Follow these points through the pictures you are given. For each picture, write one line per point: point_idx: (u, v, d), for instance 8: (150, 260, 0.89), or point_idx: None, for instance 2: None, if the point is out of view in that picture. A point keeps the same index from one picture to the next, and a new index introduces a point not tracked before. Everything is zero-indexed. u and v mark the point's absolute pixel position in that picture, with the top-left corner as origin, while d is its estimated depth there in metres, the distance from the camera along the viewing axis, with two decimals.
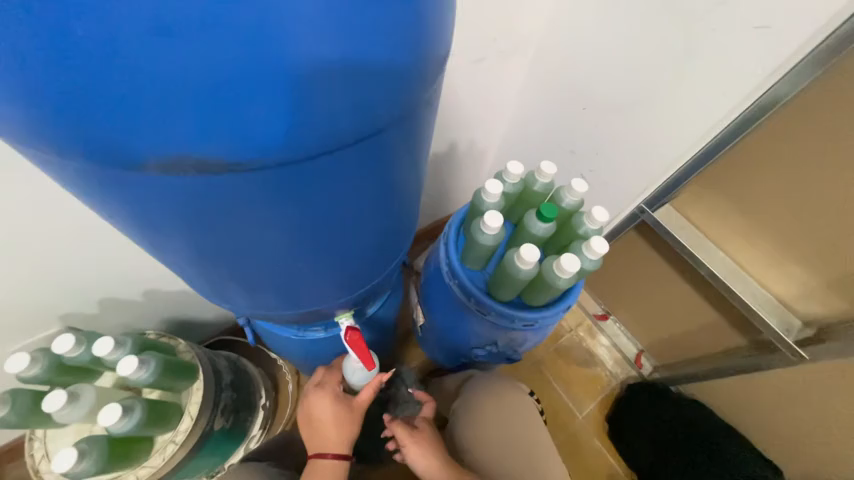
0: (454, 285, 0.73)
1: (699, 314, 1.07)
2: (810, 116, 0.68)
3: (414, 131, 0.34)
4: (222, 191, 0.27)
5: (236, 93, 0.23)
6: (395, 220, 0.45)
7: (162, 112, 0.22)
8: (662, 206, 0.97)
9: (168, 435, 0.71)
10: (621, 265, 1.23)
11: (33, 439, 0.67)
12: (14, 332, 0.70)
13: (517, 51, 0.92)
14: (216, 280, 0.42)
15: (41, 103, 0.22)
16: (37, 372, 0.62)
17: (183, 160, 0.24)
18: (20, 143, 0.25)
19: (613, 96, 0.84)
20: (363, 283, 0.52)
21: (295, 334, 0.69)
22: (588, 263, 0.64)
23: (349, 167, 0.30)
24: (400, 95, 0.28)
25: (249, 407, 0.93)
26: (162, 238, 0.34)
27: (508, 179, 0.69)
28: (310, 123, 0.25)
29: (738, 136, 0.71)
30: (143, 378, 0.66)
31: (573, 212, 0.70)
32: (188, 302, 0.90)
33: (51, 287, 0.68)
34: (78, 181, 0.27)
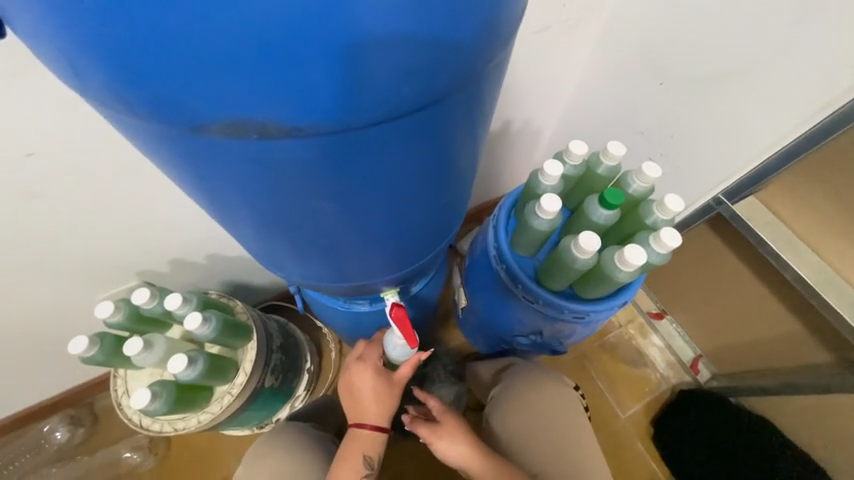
0: (501, 269, 0.70)
1: (775, 322, 0.96)
2: None
3: (476, 103, 0.32)
4: (282, 156, 0.26)
5: (300, 52, 0.21)
6: (445, 198, 0.43)
7: (226, 72, 0.21)
8: (743, 199, 0.86)
9: (225, 387, 0.77)
10: (685, 262, 1.12)
11: (116, 376, 0.76)
12: (101, 281, 0.79)
13: (589, 18, 0.84)
14: (272, 247, 0.43)
15: (108, 60, 0.22)
16: (120, 319, 0.70)
17: (247, 123, 0.23)
18: (91, 99, 0.25)
19: (700, 68, 0.73)
20: (410, 260, 0.52)
21: (340, 305, 0.72)
22: (654, 257, 0.58)
23: (406, 138, 0.29)
24: (467, 60, 0.26)
25: (296, 370, 0.99)
26: (223, 202, 0.35)
27: (569, 160, 0.64)
28: (372, 88, 0.24)
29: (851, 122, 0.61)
30: (206, 333, 0.72)
31: (641, 200, 0.63)
32: (246, 267, 0.97)
33: (133, 243, 0.75)
34: (147, 140, 0.27)
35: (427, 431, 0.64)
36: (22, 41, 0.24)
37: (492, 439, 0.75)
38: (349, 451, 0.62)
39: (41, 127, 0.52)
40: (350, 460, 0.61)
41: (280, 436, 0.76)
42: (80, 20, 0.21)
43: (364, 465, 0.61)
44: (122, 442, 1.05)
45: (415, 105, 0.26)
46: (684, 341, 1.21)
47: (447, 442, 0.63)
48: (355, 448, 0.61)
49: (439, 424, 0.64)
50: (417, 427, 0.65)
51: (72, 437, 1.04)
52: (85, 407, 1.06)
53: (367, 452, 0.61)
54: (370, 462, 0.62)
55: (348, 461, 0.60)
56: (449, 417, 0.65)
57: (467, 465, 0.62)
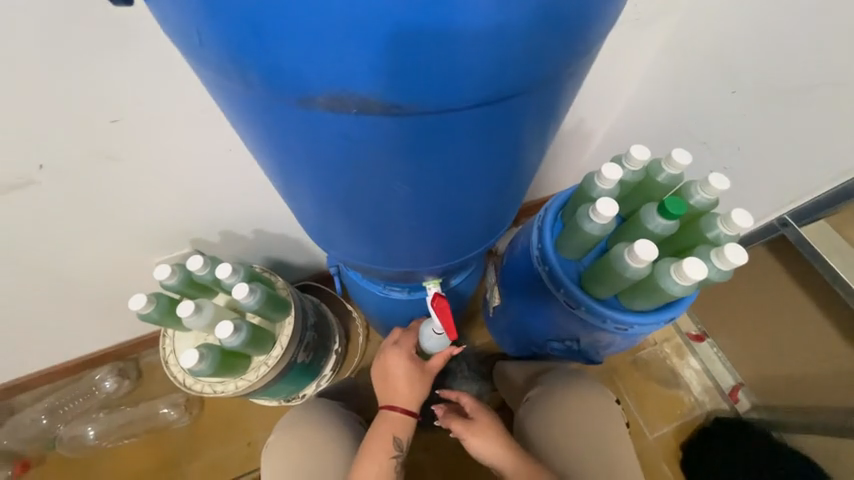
0: (543, 272, 0.68)
1: (834, 357, 0.89)
2: None
3: (559, 98, 0.31)
4: (368, 133, 0.27)
5: (407, 29, 0.21)
6: (505, 194, 0.42)
7: (335, 44, 0.22)
8: (813, 222, 0.82)
9: (262, 357, 0.81)
10: (740, 283, 1.06)
11: (165, 336, 0.81)
12: (158, 246, 0.84)
13: (659, 17, 0.79)
14: (330, 224, 0.45)
15: (228, 29, 0.23)
16: (175, 282, 0.74)
17: (345, 97, 0.24)
18: (202, 67, 0.27)
19: (783, 77, 0.68)
20: (458, 252, 0.52)
21: (379, 291, 0.73)
22: (715, 273, 0.55)
23: (488, 126, 0.28)
24: (564, 49, 0.25)
25: (325, 350, 1.02)
26: (296, 175, 0.36)
27: (628, 164, 0.61)
28: (470, 71, 0.23)
29: None
30: (250, 304, 0.75)
31: (703, 212, 0.60)
32: (287, 246, 1.00)
33: (190, 213, 0.80)
34: (244, 110, 0.29)
35: (463, 425, 0.64)
36: (151, 8, 0.26)
37: (524, 443, 0.75)
38: (379, 431, 0.62)
39: (122, 96, 0.55)
40: (380, 439, 0.62)
41: (307, 410, 0.78)
42: None
43: (394, 445, 0.62)
44: (161, 398, 1.13)
45: (504, 93, 0.25)
46: (723, 366, 1.15)
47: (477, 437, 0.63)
48: (386, 428, 0.62)
49: (472, 421, 0.65)
50: (449, 421, 0.66)
51: (119, 388, 1.12)
52: (131, 361, 1.14)
53: (397, 433, 0.62)
54: (399, 443, 0.62)
55: (379, 440, 0.62)
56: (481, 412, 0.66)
57: (498, 464, 0.62)
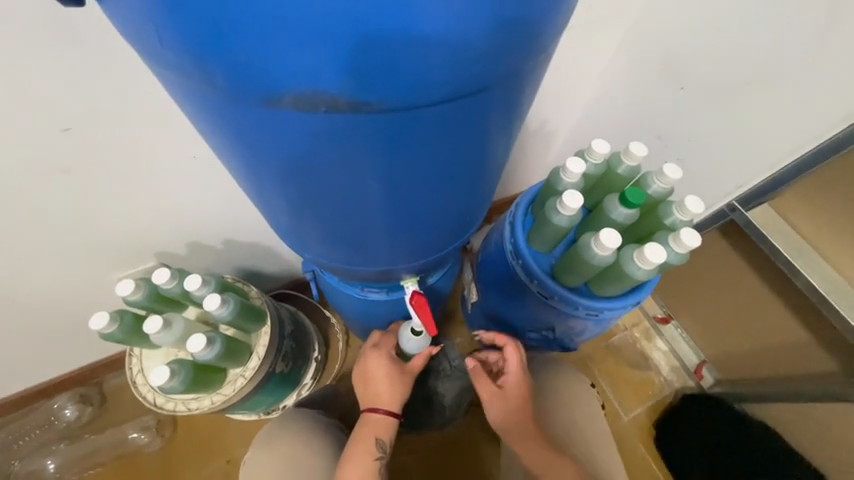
0: (517, 265, 0.71)
1: (782, 330, 0.98)
2: None
3: (519, 95, 0.32)
4: (338, 131, 0.27)
5: (373, 29, 0.22)
6: (475, 189, 0.44)
7: (304, 44, 0.22)
8: (758, 206, 0.89)
9: (238, 370, 0.78)
10: (697, 266, 1.13)
11: (132, 355, 0.77)
12: (119, 262, 0.80)
13: (613, 20, 0.83)
14: (302, 226, 0.44)
15: (192, 33, 0.23)
16: (140, 298, 0.71)
17: (316, 96, 0.24)
18: (164, 69, 0.26)
19: (726, 73, 0.73)
20: (433, 249, 0.53)
21: (356, 293, 0.72)
22: (673, 257, 0.59)
23: (456, 122, 0.29)
24: (524, 46, 0.27)
25: (304, 358, 1.00)
26: (264, 177, 0.36)
27: (591, 158, 0.64)
28: (436, 67, 0.24)
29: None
30: (223, 315, 0.72)
31: (660, 201, 0.64)
32: (258, 254, 0.98)
33: (154, 225, 0.77)
34: (209, 112, 0.28)
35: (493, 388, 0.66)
36: (108, 12, 0.26)
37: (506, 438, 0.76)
38: (362, 435, 0.62)
39: (72, 104, 0.52)
40: (363, 442, 0.61)
41: (287, 420, 0.76)
42: None
43: (377, 447, 0.61)
44: (128, 423, 1.06)
45: (468, 89, 0.26)
46: (688, 345, 1.22)
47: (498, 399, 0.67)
48: (368, 432, 0.62)
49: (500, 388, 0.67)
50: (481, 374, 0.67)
51: (81, 415, 1.05)
52: (93, 386, 1.07)
53: (380, 435, 0.62)
54: (382, 445, 0.62)
55: (362, 444, 0.61)
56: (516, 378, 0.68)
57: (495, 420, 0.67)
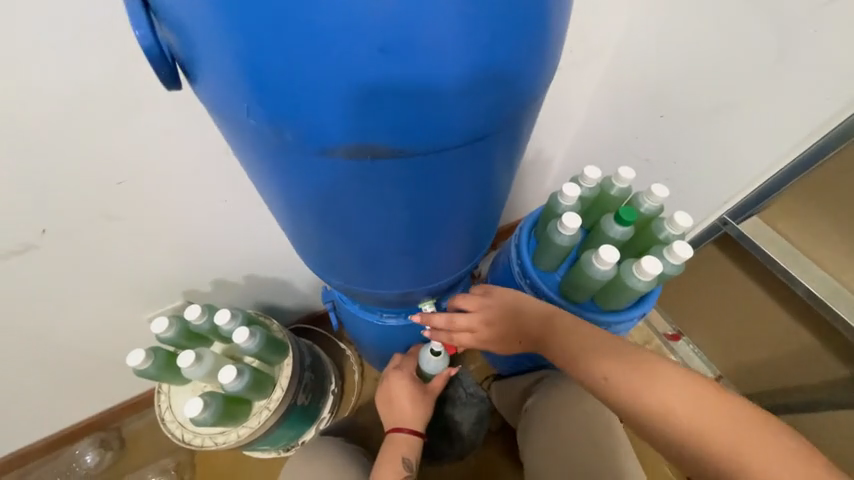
0: (525, 285, 0.76)
1: (791, 338, 1.01)
2: None
3: (519, 135, 0.38)
4: (377, 173, 0.33)
5: (406, 97, 0.29)
6: (486, 215, 0.49)
7: (354, 111, 0.29)
8: (747, 218, 0.93)
9: (262, 402, 0.81)
10: (700, 278, 1.17)
11: (160, 392, 0.80)
12: (150, 301, 0.85)
13: (592, 60, 0.93)
14: (333, 257, 0.50)
15: (268, 106, 0.30)
16: (172, 334, 0.75)
17: (361, 148, 0.31)
18: (239, 131, 0.33)
19: (701, 102, 0.81)
20: (449, 272, 0.57)
21: (375, 319, 0.76)
22: (670, 268, 0.63)
23: (470, 160, 0.36)
24: (521, 99, 0.33)
25: (322, 391, 1.02)
26: (305, 214, 0.42)
27: (584, 183, 0.71)
28: (454, 121, 0.31)
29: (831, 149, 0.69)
30: (250, 347, 0.76)
31: (652, 218, 0.69)
32: (278, 289, 1.03)
33: (186, 266, 0.83)
34: (271, 162, 0.35)
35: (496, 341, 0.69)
36: (199, 92, 0.33)
37: (540, 464, 0.78)
38: (389, 454, 0.64)
39: (124, 160, 0.60)
40: (391, 461, 0.63)
41: (313, 449, 0.78)
42: (256, 79, 0.29)
43: (404, 467, 0.63)
44: (148, 466, 1.07)
45: (479, 135, 0.33)
46: (701, 361, 1.26)
47: (493, 340, 0.67)
48: (395, 451, 0.64)
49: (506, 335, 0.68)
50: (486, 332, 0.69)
51: (101, 461, 1.06)
52: (113, 430, 1.08)
53: (406, 454, 0.64)
54: (409, 464, 0.64)
55: (390, 462, 0.63)
56: (494, 321, 0.66)
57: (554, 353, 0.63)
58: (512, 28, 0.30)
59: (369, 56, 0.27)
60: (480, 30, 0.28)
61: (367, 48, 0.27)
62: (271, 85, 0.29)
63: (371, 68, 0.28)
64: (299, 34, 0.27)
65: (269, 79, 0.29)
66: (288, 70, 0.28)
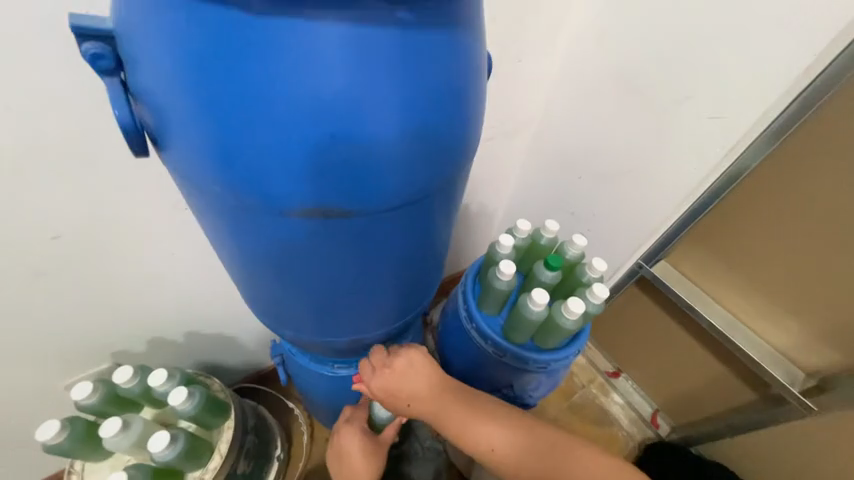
0: (472, 329, 0.81)
1: (708, 368, 1.14)
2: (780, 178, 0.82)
3: (452, 199, 0.46)
4: (330, 229, 0.38)
5: (355, 167, 0.34)
6: (431, 263, 0.54)
7: (309, 179, 0.34)
8: (657, 261, 1.08)
9: (197, 473, 0.73)
10: (628, 316, 1.31)
11: (71, 473, 0.70)
12: (71, 366, 0.77)
13: (521, 130, 1.10)
14: (284, 308, 0.51)
15: (231, 174, 0.34)
16: (95, 400, 0.68)
17: (315, 208, 0.35)
18: (201, 194, 0.37)
19: (607, 167, 0.98)
20: (400, 319, 0.60)
21: (326, 370, 0.75)
22: (594, 307, 0.72)
23: (413, 217, 0.42)
24: (452, 168, 0.41)
25: (266, 457, 0.94)
26: (259, 268, 0.44)
27: (518, 233, 0.80)
28: (397, 186, 0.37)
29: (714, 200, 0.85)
30: (187, 409, 0.71)
31: (576, 263, 0.80)
32: (222, 345, 0.99)
33: (120, 324, 0.78)
34: (231, 221, 0.38)
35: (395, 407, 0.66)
36: (164, 159, 0.37)
37: None
38: None
39: (67, 216, 0.59)
40: None
41: None
42: (221, 150, 0.33)
43: None
44: None
45: (419, 196, 0.39)
46: (641, 397, 1.37)
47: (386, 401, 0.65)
48: None
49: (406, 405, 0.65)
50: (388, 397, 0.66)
51: None
52: None
53: None
54: None
55: None
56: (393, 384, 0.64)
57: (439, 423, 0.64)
58: (443, 116, 0.37)
59: (325, 136, 0.33)
60: (415, 117, 0.35)
61: (320, 129, 0.33)
62: (235, 157, 0.33)
63: (324, 144, 0.33)
64: (262, 119, 0.32)
65: (233, 151, 0.33)
66: (251, 145, 0.33)
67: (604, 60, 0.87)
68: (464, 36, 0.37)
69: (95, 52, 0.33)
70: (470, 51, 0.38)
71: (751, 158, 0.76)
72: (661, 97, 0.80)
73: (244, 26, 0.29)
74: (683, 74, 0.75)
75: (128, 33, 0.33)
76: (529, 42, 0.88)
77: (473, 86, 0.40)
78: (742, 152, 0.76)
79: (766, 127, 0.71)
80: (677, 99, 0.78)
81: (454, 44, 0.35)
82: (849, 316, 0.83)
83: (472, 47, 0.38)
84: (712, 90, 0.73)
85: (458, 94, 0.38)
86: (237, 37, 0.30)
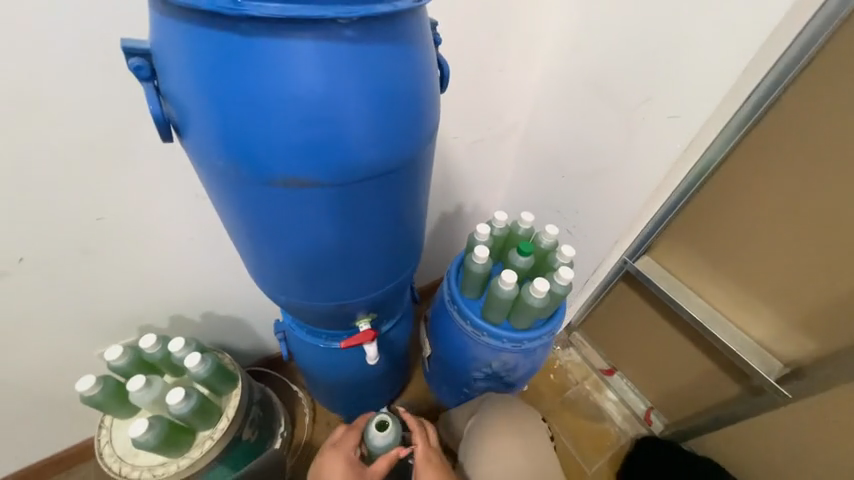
0: (454, 310, 0.89)
1: (694, 363, 1.17)
2: (744, 173, 0.87)
3: (414, 181, 0.55)
4: (308, 197, 0.47)
5: (324, 146, 0.44)
6: (405, 239, 0.63)
7: (289, 154, 0.44)
8: (641, 256, 1.13)
9: (207, 432, 0.84)
10: (620, 316, 1.35)
11: (102, 426, 0.82)
12: (106, 336, 0.90)
13: (509, 134, 1.19)
14: (278, 274, 0.61)
15: (231, 152, 0.44)
16: (124, 362, 0.80)
17: (295, 179, 0.45)
18: (210, 169, 0.47)
19: (584, 167, 1.06)
20: (379, 289, 0.68)
21: (321, 343, 0.85)
22: (560, 288, 0.79)
23: (378, 191, 0.51)
24: (409, 150, 0.50)
25: (270, 432, 1.02)
26: (255, 234, 0.54)
27: (496, 224, 0.88)
28: (360, 163, 0.46)
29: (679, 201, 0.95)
30: (200, 373, 0.81)
31: (549, 251, 0.87)
32: (234, 328, 1.09)
33: (147, 301, 0.90)
34: (232, 191, 0.48)
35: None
36: (183, 143, 0.48)
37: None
38: None
39: (108, 202, 0.72)
40: None
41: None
42: (223, 133, 0.44)
43: None
44: None
45: (380, 172, 0.48)
46: (635, 394, 1.38)
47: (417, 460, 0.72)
48: None
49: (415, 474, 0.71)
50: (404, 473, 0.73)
51: None
52: None
53: None
54: None
55: None
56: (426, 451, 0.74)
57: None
58: (397, 108, 0.47)
59: (300, 122, 0.43)
60: (372, 108, 0.45)
61: (297, 117, 0.43)
62: (234, 138, 0.44)
63: (300, 128, 0.43)
64: (253, 109, 0.42)
65: (232, 133, 0.44)
66: (245, 129, 0.43)
67: (577, 68, 0.97)
68: (412, 50, 0.47)
69: (137, 64, 0.45)
70: (418, 61, 0.48)
71: (716, 152, 0.84)
72: (627, 102, 0.88)
73: (240, 40, 0.40)
74: (644, 79, 0.84)
75: (161, 50, 0.44)
76: (509, 54, 0.99)
77: (425, 89, 0.50)
78: (707, 147, 0.84)
79: (726, 125, 0.80)
80: (642, 102, 0.86)
81: (403, 54, 0.46)
82: (816, 304, 0.86)
83: (421, 59, 0.49)
84: (669, 92, 0.81)
85: (409, 91, 0.48)
86: (234, 48, 0.40)
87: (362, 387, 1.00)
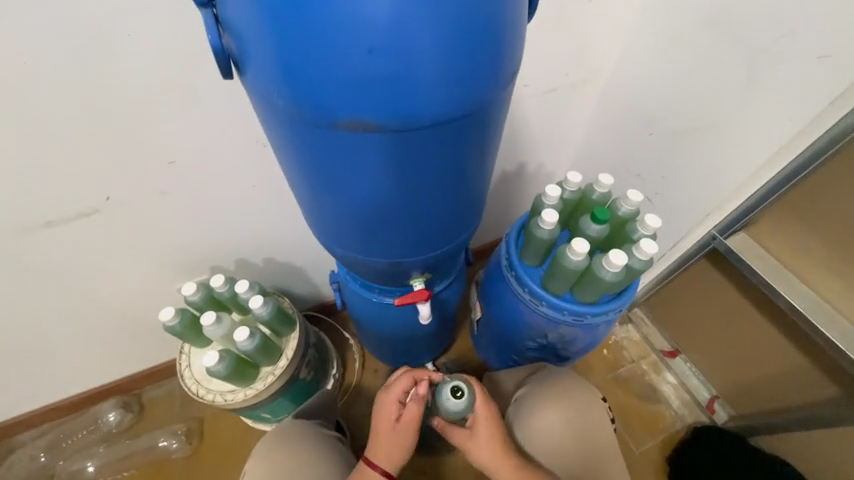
0: (510, 276, 0.83)
1: (780, 357, 1.04)
2: None
3: (486, 131, 0.48)
4: (368, 143, 0.43)
5: (389, 83, 0.39)
6: (468, 196, 0.57)
7: (351, 92, 0.39)
8: (735, 234, 0.95)
9: (269, 368, 0.90)
10: (696, 297, 1.21)
11: (182, 352, 0.91)
12: (183, 272, 0.98)
13: (589, 82, 1.04)
14: (334, 224, 0.59)
15: (290, 88, 0.41)
16: (198, 297, 0.87)
17: (356, 121, 0.41)
18: (269, 108, 0.44)
19: (681, 123, 0.90)
20: (436, 249, 0.64)
21: (374, 297, 0.85)
22: (638, 262, 0.71)
23: (445, 140, 0.45)
24: (484, 92, 0.43)
25: (324, 373, 1.09)
26: (313, 180, 0.51)
27: (568, 187, 0.79)
28: (428, 104, 0.40)
29: (786, 185, 0.78)
30: (263, 314, 0.86)
31: (629, 219, 0.77)
32: (292, 274, 1.14)
33: (216, 243, 0.95)
34: (290, 133, 0.45)
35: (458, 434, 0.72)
36: (243, 78, 0.45)
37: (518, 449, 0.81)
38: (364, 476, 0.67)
39: (178, 144, 0.74)
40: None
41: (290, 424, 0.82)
42: (282, 65, 0.40)
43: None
44: (161, 430, 1.16)
45: (450, 118, 0.42)
46: (698, 380, 1.27)
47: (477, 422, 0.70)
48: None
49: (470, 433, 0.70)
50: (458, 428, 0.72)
51: (122, 421, 1.15)
52: (135, 395, 1.19)
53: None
54: None
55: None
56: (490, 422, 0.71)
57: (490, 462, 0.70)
58: (475, 38, 0.39)
59: (365, 53, 0.38)
60: (447, 39, 0.38)
61: (361, 46, 0.37)
62: (293, 71, 0.40)
63: (364, 61, 0.38)
64: (314, 37, 0.38)
65: (291, 65, 0.39)
66: (306, 60, 0.39)
67: None
68: None
69: None
70: None
71: None
72: (755, 38, 0.70)
73: None
74: (787, 6, 0.65)
75: None
76: None
77: (509, 18, 0.42)
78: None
79: None
80: (778, 36, 0.68)
81: None
82: None
83: None
84: (821, 24, 0.62)
85: (491, 18, 0.40)
86: None
87: (411, 342, 1.01)
